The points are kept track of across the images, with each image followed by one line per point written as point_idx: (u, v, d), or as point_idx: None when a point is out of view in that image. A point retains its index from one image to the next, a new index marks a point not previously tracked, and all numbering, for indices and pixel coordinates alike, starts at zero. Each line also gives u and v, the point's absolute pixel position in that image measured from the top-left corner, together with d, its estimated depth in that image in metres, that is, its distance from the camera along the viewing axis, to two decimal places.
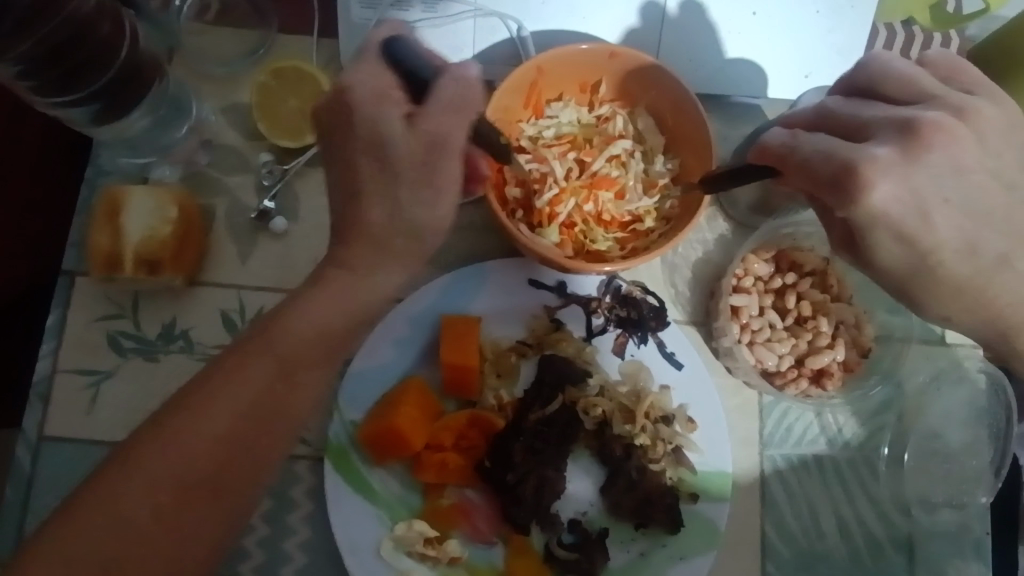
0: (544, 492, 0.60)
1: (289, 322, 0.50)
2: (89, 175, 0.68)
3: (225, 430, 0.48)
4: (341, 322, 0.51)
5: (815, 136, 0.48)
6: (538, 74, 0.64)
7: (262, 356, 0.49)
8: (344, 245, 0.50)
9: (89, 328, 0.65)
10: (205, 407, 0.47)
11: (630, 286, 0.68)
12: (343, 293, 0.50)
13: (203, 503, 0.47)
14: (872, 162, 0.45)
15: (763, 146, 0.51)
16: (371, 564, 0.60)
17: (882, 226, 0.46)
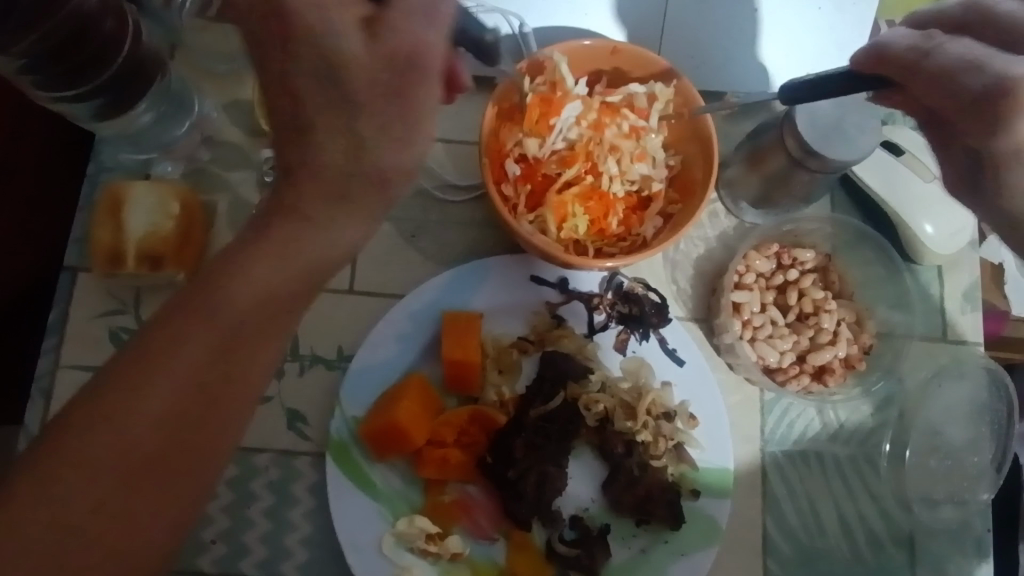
0: (546, 487, 0.61)
1: (229, 277, 0.42)
2: (91, 171, 0.69)
3: (168, 407, 0.41)
4: (293, 275, 0.43)
5: (934, 53, 0.44)
6: (541, 70, 0.64)
7: (205, 319, 0.42)
8: (301, 189, 0.42)
9: (90, 324, 0.66)
10: (149, 374, 0.41)
11: (632, 282, 0.68)
12: (297, 242, 0.42)
13: (144, 491, 0.42)
14: (1015, 93, 0.41)
15: (871, 60, 0.48)
16: (371, 559, 0.60)
17: (1021, 160, 0.43)
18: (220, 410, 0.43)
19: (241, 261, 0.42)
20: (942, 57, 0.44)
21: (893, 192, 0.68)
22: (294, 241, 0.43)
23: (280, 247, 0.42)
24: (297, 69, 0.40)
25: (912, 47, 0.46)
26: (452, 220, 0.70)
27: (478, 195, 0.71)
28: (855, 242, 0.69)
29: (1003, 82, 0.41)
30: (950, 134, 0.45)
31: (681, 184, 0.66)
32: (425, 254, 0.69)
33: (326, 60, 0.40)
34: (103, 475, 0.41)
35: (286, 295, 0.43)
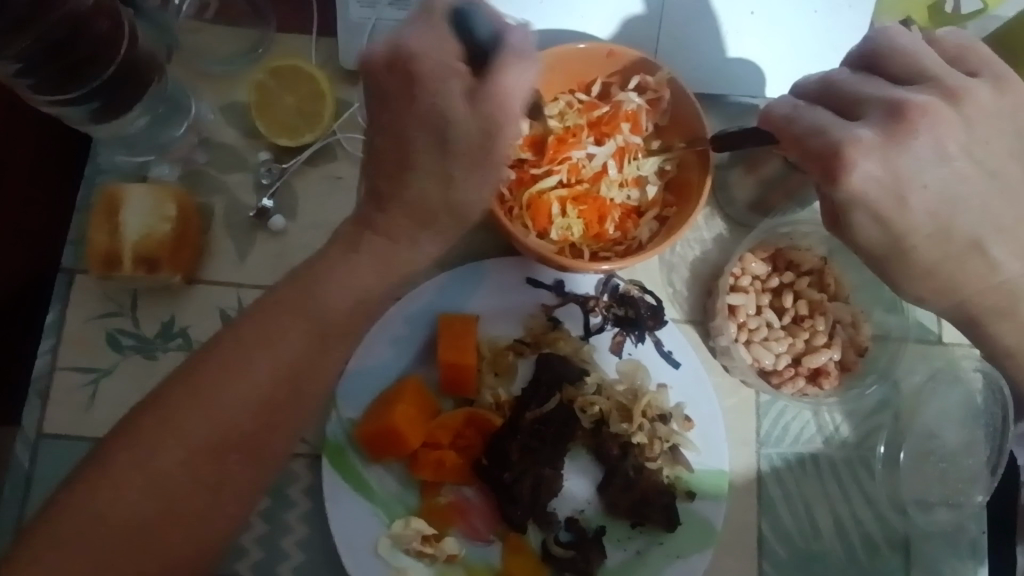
0: (541, 490, 0.61)
1: (292, 302, 0.49)
2: (87, 174, 0.69)
3: (264, 390, 0.48)
4: (374, 287, 0.50)
5: (810, 110, 0.50)
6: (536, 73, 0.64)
7: (301, 316, 0.49)
8: (386, 215, 0.49)
9: (86, 326, 0.66)
10: (248, 360, 0.48)
11: (627, 285, 0.68)
12: (385, 261, 0.50)
13: (234, 463, 0.48)
14: (855, 143, 0.46)
15: (767, 113, 0.52)
16: (368, 561, 0.60)
17: (859, 206, 0.47)
18: (279, 423, 0.49)
19: (317, 282, 0.49)
20: (821, 110, 0.50)
21: None
22: (354, 276, 0.50)
23: (345, 280, 0.49)
24: (410, 121, 0.46)
25: (813, 95, 0.51)
26: None
27: None
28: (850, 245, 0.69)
29: (833, 145, 0.47)
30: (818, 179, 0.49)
31: (677, 187, 0.65)
32: None
33: (432, 118, 0.45)
34: (205, 445, 0.47)
35: (347, 324, 0.50)
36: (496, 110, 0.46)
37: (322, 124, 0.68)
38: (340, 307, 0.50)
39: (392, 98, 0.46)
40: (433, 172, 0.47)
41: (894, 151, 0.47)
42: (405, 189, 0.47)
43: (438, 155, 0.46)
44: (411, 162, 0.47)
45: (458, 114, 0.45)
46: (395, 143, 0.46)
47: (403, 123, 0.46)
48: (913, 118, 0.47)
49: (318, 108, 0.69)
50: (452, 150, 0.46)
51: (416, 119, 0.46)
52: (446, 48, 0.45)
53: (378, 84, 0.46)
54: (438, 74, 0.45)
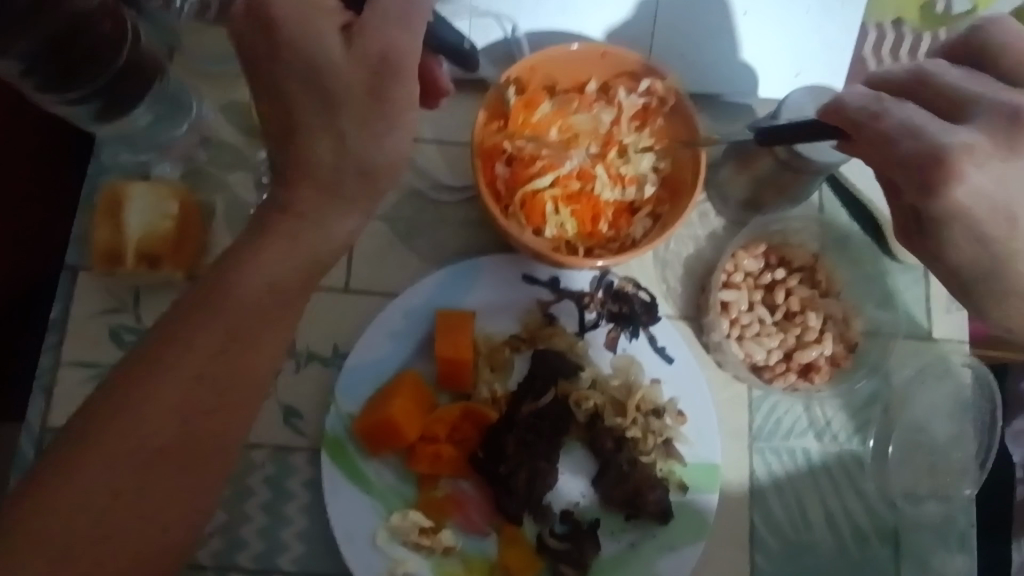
0: (537, 482, 0.62)
1: (241, 271, 0.47)
2: (90, 172, 0.69)
3: (176, 400, 0.45)
4: (291, 275, 0.48)
5: (899, 106, 0.48)
6: (532, 73, 0.65)
7: (209, 319, 0.46)
8: (294, 195, 0.47)
9: (91, 322, 0.67)
10: (154, 373, 0.45)
11: (622, 282, 0.69)
12: (296, 244, 0.48)
13: (161, 481, 0.45)
14: (966, 150, 0.45)
15: (837, 106, 0.50)
16: (367, 552, 0.61)
17: (957, 221, 0.46)
18: (240, 392, 0.47)
19: (224, 283, 0.46)
20: (913, 108, 0.48)
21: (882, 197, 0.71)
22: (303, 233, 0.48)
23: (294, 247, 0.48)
24: (285, 77, 0.46)
25: (905, 90, 0.50)
26: (446, 219, 0.71)
27: (471, 195, 0.72)
28: (841, 243, 0.70)
29: (935, 149, 0.45)
30: (899, 184, 0.47)
31: (671, 184, 0.66)
32: (420, 253, 0.71)
33: (305, 63, 0.46)
34: (122, 469, 0.44)
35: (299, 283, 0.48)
36: (377, 45, 0.45)
37: None
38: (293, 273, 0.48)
39: (264, 53, 0.46)
40: (333, 130, 0.47)
41: (1012, 167, 0.45)
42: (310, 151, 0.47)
43: (326, 107, 0.46)
44: (298, 124, 0.47)
45: (336, 58, 0.45)
46: (289, 105, 0.46)
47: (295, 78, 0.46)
48: None
49: None
50: (336, 99, 0.46)
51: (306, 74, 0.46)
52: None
53: (248, 42, 0.47)
54: (308, 19, 0.45)
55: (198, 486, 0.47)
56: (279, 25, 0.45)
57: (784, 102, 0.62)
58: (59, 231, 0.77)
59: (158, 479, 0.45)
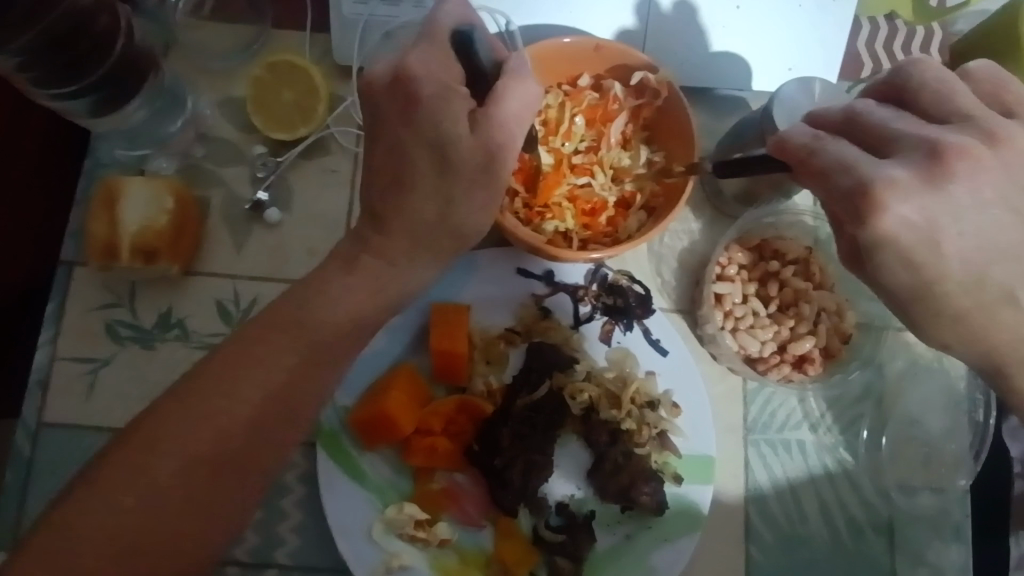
0: (532, 475, 0.62)
1: (322, 292, 0.53)
2: (87, 167, 0.70)
3: (255, 407, 0.51)
4: (364, 309, 0.54)
5: (834, 142, 0.47)
6: (525, 66, 0.65)
7: (291, 338, 0.52)
8: (377, 238, 0.53)
9: (87, 317, 0.67)
10: (236, 380, 0.50)
11: (616, 275, 0.69)
12: (374, 282, 0.53)
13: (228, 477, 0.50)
14: (888, 184, 0.43)
15: (780, 142, 0.49)
16: (362, 546, 0.61)
17: (890, 250, 0.44)
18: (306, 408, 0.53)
19: (307, 304, 0.52)
20: (848, 144, 0.47)
21: None
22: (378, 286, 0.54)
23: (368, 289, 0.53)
24: (409, 139, 0.50)
25: (835, 126, 0.49)
26: None
27: None
28: (837, 236, 0.71)
29: (862, 184, 0.44)
30: (835, 218, 0.46)
31: None
32: None
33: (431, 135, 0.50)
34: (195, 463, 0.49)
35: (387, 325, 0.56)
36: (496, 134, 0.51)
37: (318, 118, 0.70)
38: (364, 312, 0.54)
39: (391, 113, 0.50)
40: (432, 194, 0.51)
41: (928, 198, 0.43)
42: (400, 206, 0.52)
43: (435, 177, 0.51)
44: (401, 182, 0.51)
45: (462, 139, 0.50)
46: (396, 161, 0.51)
47: (390, 141, 0.51)
48: (952, 160, 0.44)
49: (314, 102, 0.70)
50: (452, 175, 0.51)
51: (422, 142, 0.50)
52: (449, 71, 0.51)
53: (376, 96, 0.51)
54: (440, 98, 0.50)
55: (253, 487, 0.52)
56: (420, 94, 0.50)
57: (777, 96, 0.62)
58: (55, 226, 0.77)
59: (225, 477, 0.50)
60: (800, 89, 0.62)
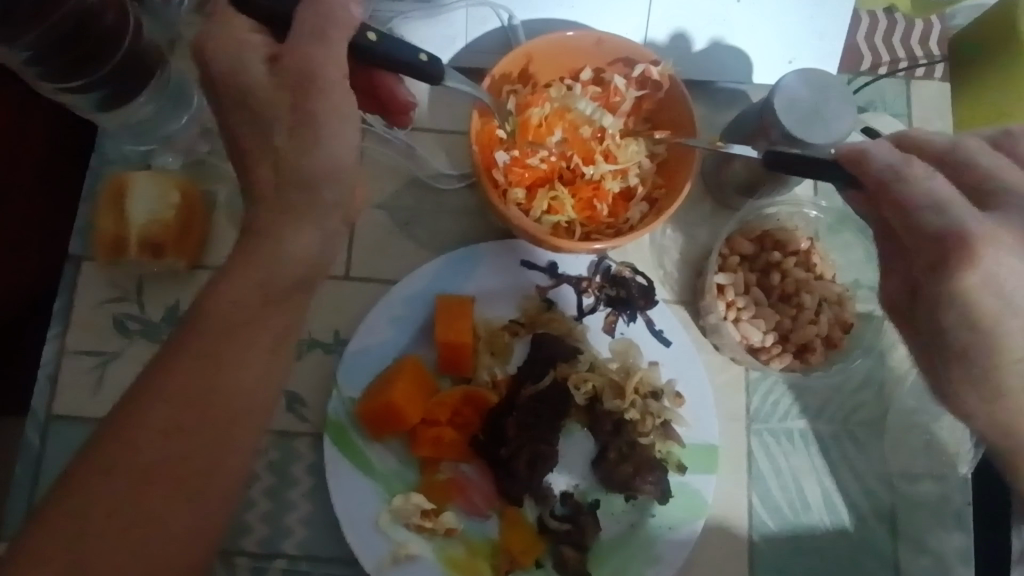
0: (537, 464, 0.63)
1: (226, 295, 0.49)
2: (93, 164, 0.70)
3: (194, 390, 0.47)
4: (292, 251, 0.50)
5: (928, 174, 0.45)
6: (527, 61, 0.66)
7: (217, 314, 0.48)
8: (282, 178, 0.50)
9: (95, 311, 0.68)
10: (167, 374, 0.47)
11: (619, 267, 0.70)
12: (293, 222, 0.50)
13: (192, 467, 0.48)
14: (986, 235, 0.42)
15: (864, 155, 0.48)
16: (369, 535, 0.61)
17: (961, 306, 0.43)
18: (241, 421, 0.49)
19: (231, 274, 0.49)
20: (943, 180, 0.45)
21: None
22: (259, 285, 0.49)
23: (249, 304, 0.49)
24: (237, 117, 0.51)
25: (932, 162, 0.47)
26: (445, 207, 0.72)
27: (469, 184, 0.73)
28: (837, 226, 0.71)
29: (957, 228, 0.42)
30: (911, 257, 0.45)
31: (666, 170, 0.67)
32: (420, 241, 0.72)
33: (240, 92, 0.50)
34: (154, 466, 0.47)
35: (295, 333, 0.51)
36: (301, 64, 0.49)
37: None
38: (264, 332, 0.49)
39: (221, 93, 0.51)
40: (292, 137, 0.49)
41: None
42: (289, 153, 0.49)
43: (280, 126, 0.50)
44: (258, 141, 0.50)
45: (253, 88, 0.50)
46: (253, 132, 0.51)
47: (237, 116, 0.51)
48: None
49: None
50: (279, 116, 0.49)
51: (274, 103, 0.50)
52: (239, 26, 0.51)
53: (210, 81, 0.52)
54: (234, 51, 0.50)
55: (219, 471, 0.49)
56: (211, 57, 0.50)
57: (777, 87, 0.61)
58: (62, 223, 0.78)
59: (188, 469, 0.47)
60: (801, 81, 0.62)
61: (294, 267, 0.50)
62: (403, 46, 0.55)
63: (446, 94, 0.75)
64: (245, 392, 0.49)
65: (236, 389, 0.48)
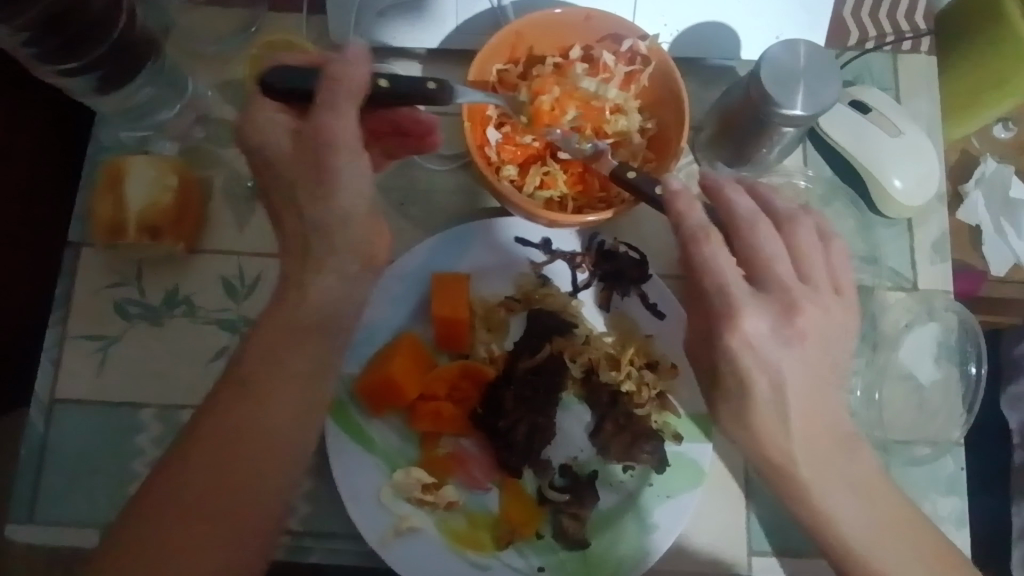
0: (535, 436, 0.64)
1: (266, 334, 0.53)
2: (90, 152, 0.71)
3: (236, 420, 0.52)
4: (325, 286, 0.54)
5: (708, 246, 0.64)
6: (517, 38, 0.67)
7: (260, 351, 0.53)
8: (309, 216, 0.53)
9: (95, 296, 0.68)
10: (217, 408, 0.52)
11: (612, 242, 0.71)
12: (324, 256, 0.54)
13: (234, 494, 0.51)
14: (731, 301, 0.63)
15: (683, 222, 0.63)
16: (371, 509, 0.62)
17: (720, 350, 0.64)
18: (281, 451, 0.53)
19: (277, 312, 0.54)
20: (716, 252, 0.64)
21: (861, 148, 0.71)
22: (282, 331, 0.53)
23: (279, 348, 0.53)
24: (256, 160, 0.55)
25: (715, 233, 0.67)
26: (438, 188, 0.73)
27: (461, 164, 0.74)
28: (827, 198, 0.74)
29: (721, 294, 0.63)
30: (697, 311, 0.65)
31: (656, 145, 0.68)
32: (415, 221, 0.72)
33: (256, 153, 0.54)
34: (201, 494, 0.50)
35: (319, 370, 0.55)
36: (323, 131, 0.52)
37: None
38: (293, 374, 0.53)
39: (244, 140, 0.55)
40: (314, 181, 0.53)
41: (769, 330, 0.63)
42: (314, 197, 0.53)
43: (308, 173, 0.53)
44: (278, 178, 0.54)
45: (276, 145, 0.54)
46: (273, 172, 0.54)
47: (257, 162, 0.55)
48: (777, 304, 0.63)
49: None
50: (289, 172, 0.53)
51: (301, 159, 0.53)
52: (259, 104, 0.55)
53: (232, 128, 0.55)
54: (253, 119, 0.54)
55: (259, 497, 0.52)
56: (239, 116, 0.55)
57: (763, 59, 0.61)
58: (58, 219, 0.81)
59: (233, 495, 0.51)
60: (785, 48, 0.61)
61: (314, 312, 0.54)
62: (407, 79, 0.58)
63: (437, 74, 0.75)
64: (279, 429, 0.53)
65: (271, 427, 0.53)
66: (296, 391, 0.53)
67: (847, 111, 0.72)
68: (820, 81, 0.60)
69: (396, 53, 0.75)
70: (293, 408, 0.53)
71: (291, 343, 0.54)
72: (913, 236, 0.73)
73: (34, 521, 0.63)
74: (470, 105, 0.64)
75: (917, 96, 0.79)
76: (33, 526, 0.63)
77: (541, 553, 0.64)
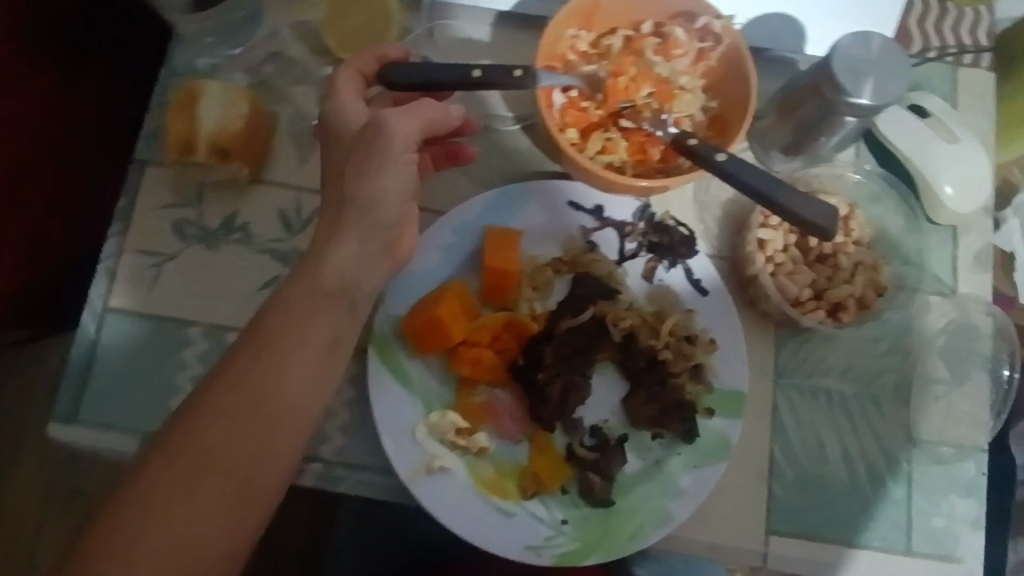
0: (570, 394, 0.65)
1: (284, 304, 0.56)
2: (163, 76, 0.73)
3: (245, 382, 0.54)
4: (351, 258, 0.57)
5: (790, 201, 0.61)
6: (593, 6, 0.68)
7: (279, 318, 0.55)
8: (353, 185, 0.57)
9: (155, 214, 0.70)
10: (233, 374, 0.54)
11: (663, 215, 0.72)
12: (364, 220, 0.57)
13: (240, 454, 0.53)
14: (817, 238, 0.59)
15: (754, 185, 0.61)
16: (406, 445, 0.64)
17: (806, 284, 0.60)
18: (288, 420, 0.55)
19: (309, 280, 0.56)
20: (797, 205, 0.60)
21: (916, 151, 0.72)
22: (306, 304, 0.56)
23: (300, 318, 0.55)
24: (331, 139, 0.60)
25: None
26: (496, 147, 0.75)
27: (522, 126, 0.75)
28: (878, 196, 0.73)
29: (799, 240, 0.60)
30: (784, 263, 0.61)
31: (717, 123, 0.69)
32: (470, 176, 0.74)
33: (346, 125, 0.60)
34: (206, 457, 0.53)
35: (340, 341, 0.57)
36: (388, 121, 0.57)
37: (385, 40, 0.73)
38: (311, 344, 0.55)
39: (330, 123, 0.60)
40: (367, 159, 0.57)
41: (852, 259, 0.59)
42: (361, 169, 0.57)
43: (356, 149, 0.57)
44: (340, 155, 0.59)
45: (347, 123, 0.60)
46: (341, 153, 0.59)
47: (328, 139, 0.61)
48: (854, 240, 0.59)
49: (382, 28, 0.73)
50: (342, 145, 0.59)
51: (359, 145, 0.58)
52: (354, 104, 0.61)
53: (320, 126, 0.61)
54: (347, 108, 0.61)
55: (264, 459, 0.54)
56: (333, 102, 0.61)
57: (835, 48, 0.61)
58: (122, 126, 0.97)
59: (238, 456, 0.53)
60: (857, 40, 0.61)
61: (335, 276, 0.56)
62: (493, 70, 0.63)
63: (506, 36, 0.77)
64: (294, 394, 0.55)
65: (288, 393, 0.55)
66: (317, 359, 0.55)
67: (906, 114, 0.73)
68: (891, 75, 0.61)
69: (469, 10, 0.76)
70: (311, 377, 0.55)
71: (313, 311, 0.56)
72: (957, 244, 0.74)
73: (78, 420, 0.65)
74: (543, 87, 0.65)
75: (971, 111, 0.81)
76: (77, 425, 0.65)
77: (565, 507, 0.65)
